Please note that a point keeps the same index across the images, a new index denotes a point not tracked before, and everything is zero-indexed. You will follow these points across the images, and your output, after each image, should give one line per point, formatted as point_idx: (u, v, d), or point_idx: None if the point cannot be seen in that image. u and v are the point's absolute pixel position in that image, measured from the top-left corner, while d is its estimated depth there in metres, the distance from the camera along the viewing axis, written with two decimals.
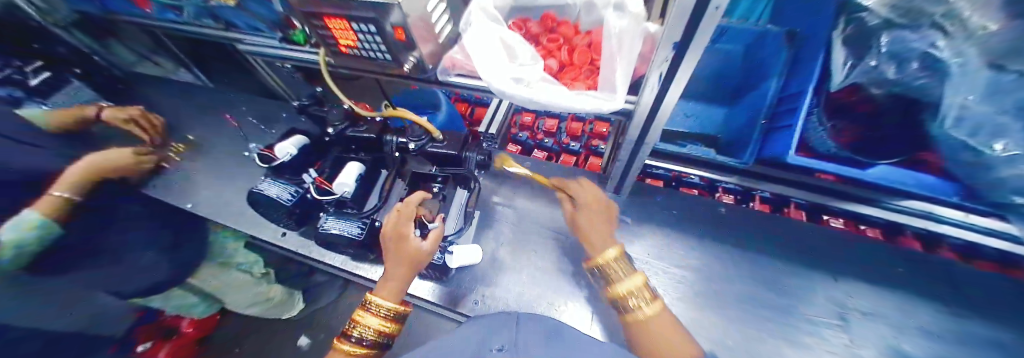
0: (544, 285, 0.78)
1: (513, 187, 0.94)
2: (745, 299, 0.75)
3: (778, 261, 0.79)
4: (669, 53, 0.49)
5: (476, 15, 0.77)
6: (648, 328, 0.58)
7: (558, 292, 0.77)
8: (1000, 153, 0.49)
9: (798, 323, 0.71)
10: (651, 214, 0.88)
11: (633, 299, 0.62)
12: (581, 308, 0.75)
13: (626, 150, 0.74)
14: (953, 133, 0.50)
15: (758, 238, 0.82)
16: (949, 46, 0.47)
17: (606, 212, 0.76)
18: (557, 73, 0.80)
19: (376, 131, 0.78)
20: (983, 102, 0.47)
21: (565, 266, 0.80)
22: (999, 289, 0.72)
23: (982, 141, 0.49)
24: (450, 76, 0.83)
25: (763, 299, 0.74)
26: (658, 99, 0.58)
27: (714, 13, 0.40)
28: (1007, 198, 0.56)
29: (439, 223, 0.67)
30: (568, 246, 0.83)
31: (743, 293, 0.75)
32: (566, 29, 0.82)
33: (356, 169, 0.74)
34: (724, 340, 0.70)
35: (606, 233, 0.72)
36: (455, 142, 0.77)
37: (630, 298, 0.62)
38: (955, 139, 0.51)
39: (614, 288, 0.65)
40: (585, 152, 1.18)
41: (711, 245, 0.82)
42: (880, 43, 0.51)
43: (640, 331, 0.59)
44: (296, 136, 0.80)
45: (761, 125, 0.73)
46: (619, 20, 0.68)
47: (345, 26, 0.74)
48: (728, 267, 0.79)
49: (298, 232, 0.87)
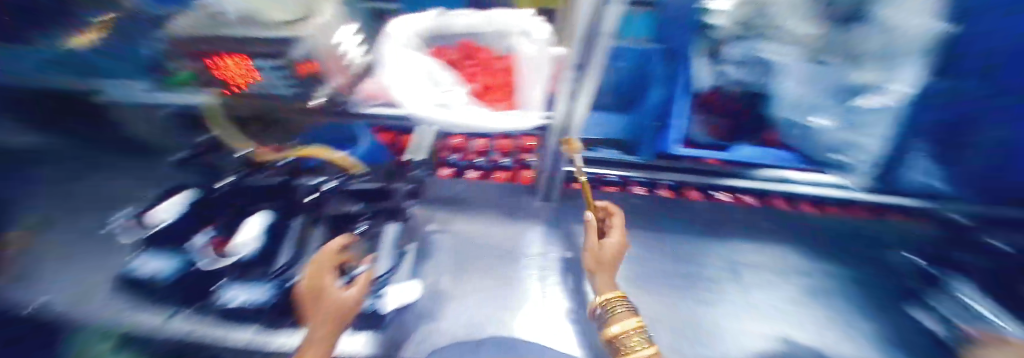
0: (492, 304, 0.74)
1: (449, 211, 0.91)
2: (666, 276, 0.80)
3: (688, 239, 0.88)
4: (573, 71, 0.54)
5: (388, 46, 0.73)
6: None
7: (506, 308, 0.74)
8: (813, 123, 0.69)
9: (706, 284, 0.79)
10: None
11: (633, 339, 0.50)
12: (540, 316, 0.73)
13: (548, 157, 0.80)
14: (784, 112, 0.68)
15: (673, 222, 0.91)
16: (778, 49, 0.59)
17: (613, 263, 0.65)
18: (479, 97, 0.76)
19: (285, 174, 0.77)
20: (802, 86, 0.64)
21: (512, 280, 0.79)
22: (851, 232, 0.88)
23: (804, 114, 0.68)
24: (368, 107, 0.76)
25: (678, 272, 0.82)
26: (571, 115, 0.65)
27: (606, 40, 0.45)
28: (830, 159, 0.75)
29: (367, 267, 0.64)
30: (513, 260, 0.83)
31: (665, 271, 0.82)
32: (484, 55, 0.76)
33: (257, 225, 0.69)
34: (653, 314, 0.74)
35: (609, 281, 0.62)
36: (377, 175, 0.82)
37: (630, 337, 0.50)
38: (788, 119, 0.70)
39: (610, 327, 0.53)
40: None
41: (633, 233, 0.89)
42: (733, 52, 0.62)
43: None
44: (187, 192, 0.72)
45: (653, 126, 0.80)
46: (529, 46, 0.70)
47: (245, 62, 0.73)
48: (660, 257, 0.84)
49: (187, 312, 0.64)
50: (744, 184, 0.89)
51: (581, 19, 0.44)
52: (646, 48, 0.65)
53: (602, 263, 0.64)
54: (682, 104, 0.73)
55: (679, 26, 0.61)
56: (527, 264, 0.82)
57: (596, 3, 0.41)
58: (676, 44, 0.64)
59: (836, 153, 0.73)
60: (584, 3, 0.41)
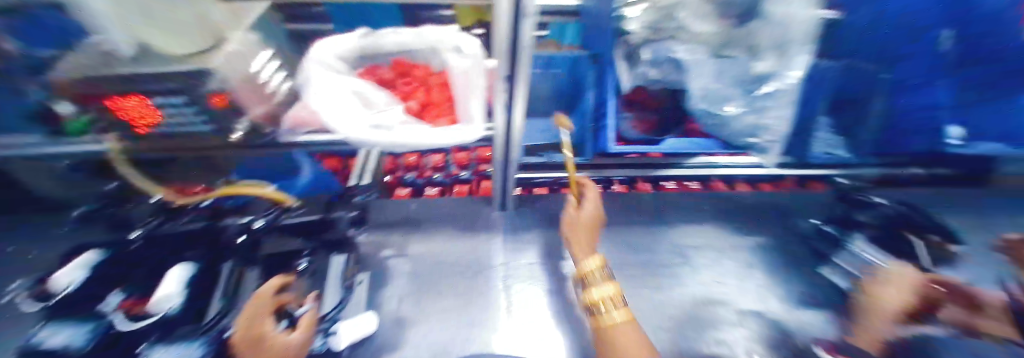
0: (461, 323, 0.69)
1: (404, 233, 0.87)
2: (636, 266, 0.80)
3: (650, 226, 0.89)
4: (504, 83, 0.56)
5: (315, 69, 0.71)
6: (615, 336, 0.50)
7: (476, 325, 0.68)
8: (729, 112, 0.72)
9: (675, 271, 0.79)
10: (545, 221, 0.89)
11: (606, 306, 0.53)
12: (515, 330, 0.67)
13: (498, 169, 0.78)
14: (699, 106, 0.72)
15: (634, 212, 0.92)
16: (685, 48, 0.66)
17: (591, 229, 0.68)
18: (419, 115, 0.78)
19: (208, 217, 0.72)
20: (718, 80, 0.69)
21: (482, 292, 0.75)
22: (786, 200, 0.95)
23: (718, 107, 0.72)
24: (297, 135, 0.72)
25: (647, 261, 0.81)
26: (510, 120, 0.65)
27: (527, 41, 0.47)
28: (745, 142, 0.77)
29: (312, 306, 0.60)
30: (479, 273, 0.79)
31: (633, 261, 0.81)
32: (418, 72, 0.82)
33: (178, 275, 0.61)
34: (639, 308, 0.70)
35: (586, 246, 0.64)
36: (316, 207, 0.79)
37: (602, 304, 0.54)
38: (704, 111, 0.74)
39: (588, 294, 0.56)
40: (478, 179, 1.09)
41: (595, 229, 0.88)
42: (646, 55, 0.69)
43: (605, 340, 0.51)
44: (88, 254, 0.65)
45: (591, 127, 0.86)
46: (461, 60, 0.75)
47: (141, 102, 0.64)
48: (626, 249, 0.83)
49: None
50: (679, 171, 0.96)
51: (500, 35, 0.48)
52: (577, 55, 0.77)
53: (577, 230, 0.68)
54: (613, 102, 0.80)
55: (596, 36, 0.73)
56: (496, 275, 0.78)
57: (512, 23, 0.46)
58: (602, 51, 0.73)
59: (752, 138, 0.75)
60: (501, 20, 0.45)
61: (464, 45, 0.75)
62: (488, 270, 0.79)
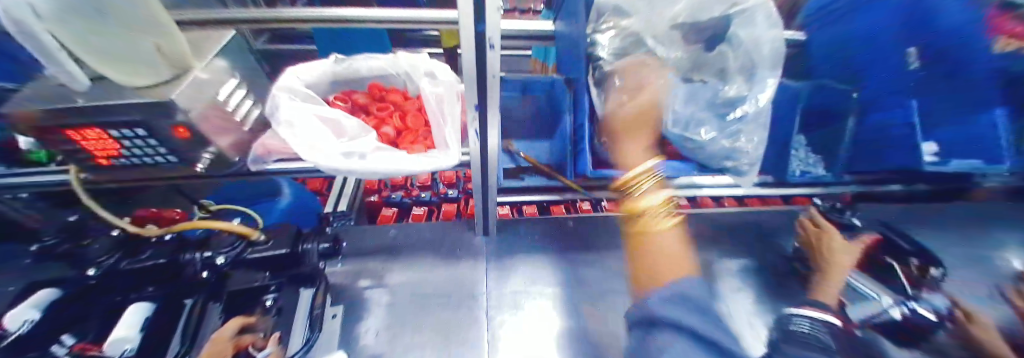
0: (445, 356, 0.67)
1: (383, 262, 0.84)
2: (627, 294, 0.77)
3: None
4: (475, 113, 0.56)
5: (282, 98, 0.69)
6: (655, 241, 0.53)
7: None
8: (706, 137, 0.69)
9: None
10: (529, 247, 0.87)
11: (655, 214, 0.55)
12: None
13: (477, 194, 0.76)
14: (675, 130, 0.67)
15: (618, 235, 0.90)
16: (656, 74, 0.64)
17: (648, 128, 0.63)
18: (395, 140, 0.77)
19: (170, 253, 0.61)
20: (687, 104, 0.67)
21: (469, 323, 0.72)
22: (764, 219, 0.96)
23: (692, 131, 0.68)
24: (268, 163, 0.70)
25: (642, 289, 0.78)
26: (484, 146, 0.64)
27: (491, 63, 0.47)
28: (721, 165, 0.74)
29: (274, 347, 0.55)
30: (464, 301, 0.76)
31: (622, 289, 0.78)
32: (394, 97, 0.82)
33: (139, 312, 0.57)
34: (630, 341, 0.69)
35: (640, 149, 0.60)
36: (284, 239, 0.66)
37: (654, 211, 0.55)
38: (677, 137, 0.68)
39: (635, 202, 0.56)
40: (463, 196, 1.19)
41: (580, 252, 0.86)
42: (619, 83, 0.65)
43: (648, 242, 0.54)
44: (44, 290, 0.56)
45: (570, 151, 0.83)
46: (433, 87, 0.76)
47: (99, 134, 0.60)
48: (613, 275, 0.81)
49: None
50: None
51: (466, 67, 0.48)
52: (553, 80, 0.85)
53: (623, 131, 0.63)
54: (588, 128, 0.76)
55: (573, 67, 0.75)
56: (483, 305, 0.75)
57: (477, 54, 0.47)
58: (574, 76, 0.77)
59: (728, 160, 0.72)
60: (466, 51, 0.46)
61: (439, 72, 0.77)
62: (470, 297, 0.76)
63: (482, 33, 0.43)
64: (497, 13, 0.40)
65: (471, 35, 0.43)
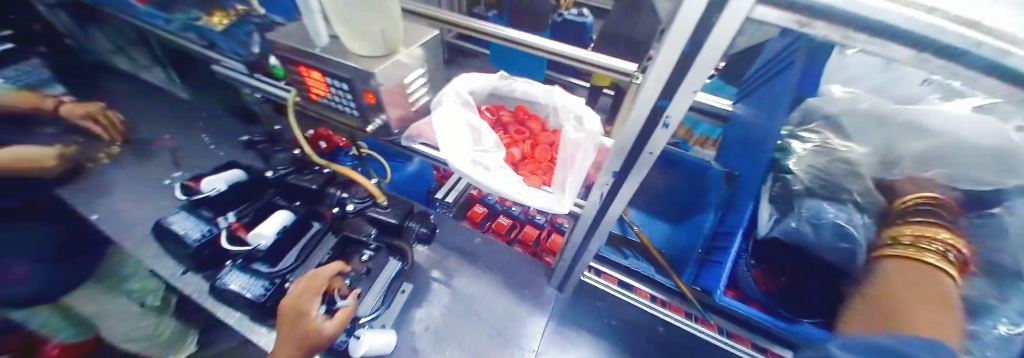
0: None
1: (459, 262, 0.88)
2: None
3: None
4: (609, 178, 0.52)
5: (449, 96, 0.79)
6: (897, 268, 0.46)
7: None
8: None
9: None
10: (591, 322, 0.80)
11: (926, 254, 0.45)
12: None
13: (571, 251, 0.73)
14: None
15: None
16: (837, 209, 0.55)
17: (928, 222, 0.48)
18: (517, 163, 0.82)
19: (320, 182, 0.75)
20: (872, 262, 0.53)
21: None
22: None
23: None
24: (413, 142, 0.82)
25: None
26: (600, 214, 0.60)
27: (663, 131, 0.41)
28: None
29: (352, 301, 0.60)
30: (504, 345, 0.76)
31: None
32: (533, 124, 0.86)
33: (282, 219, 0.67)
34: None
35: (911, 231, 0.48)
36: (399, 210, 0.74)
37: (921, 252, 0.45)
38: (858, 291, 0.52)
39: (900, 235, 0.49)
40: (549, 229, 1.02)
41: None
42: (802, 209, 0.58)
43: (885, 269, 0.48)
44: (233, 170, 0.76)
45: (699, 253, 0.76)
46: (576, 133, 0.71)
47: (320, 78, 0.77)
48: None
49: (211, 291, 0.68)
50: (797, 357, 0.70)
51: (622, 134, 0.45)
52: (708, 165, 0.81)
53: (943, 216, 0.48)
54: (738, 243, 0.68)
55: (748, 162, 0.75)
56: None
57: (641, 129, 0.43)
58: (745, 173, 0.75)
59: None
60: (632, 122, 0.43)
61: (587, 118, 0.73)
62: (513, 338, 0.77)
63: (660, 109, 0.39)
64: (688, 95, 0.36)
65: (646, 107, 0.41)
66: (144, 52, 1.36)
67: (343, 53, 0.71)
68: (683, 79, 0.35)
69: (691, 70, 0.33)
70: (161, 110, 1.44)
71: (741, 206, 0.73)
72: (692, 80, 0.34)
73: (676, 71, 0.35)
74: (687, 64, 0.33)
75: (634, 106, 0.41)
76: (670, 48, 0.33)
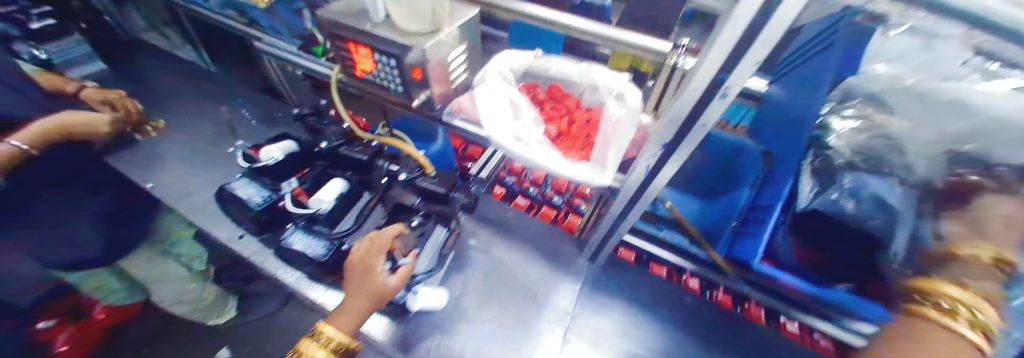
0: (501, 340, 0.79)
1: (493, 234, 0.97)
2: None
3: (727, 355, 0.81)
4: (657, 149, 0.55)
5: (492, 74, 0.82)
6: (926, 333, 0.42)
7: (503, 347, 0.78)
8: None
9: None
10: (610, 286, 0.89)
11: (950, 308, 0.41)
12: None
13: (608, 222, 0.77)
14: None
15: (714, 330, 0.83)
16: (884, 182, 0.59)
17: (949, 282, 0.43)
18: (554, 139, 0.84)
19: (370, 153, 0.78)
20: None
21: (530, 325, 0.82)
22: None
23: None
24: (454, 118, 0.82)
25: None
26: (643, 185, 0.63)
27: (721, 100, 0.43)
28: None
29: (411, 260, 0.66)
30: (534, 306, 0.85)
31: None
32: (569, 102, 0.89)
33: (339, 187, 0.72)
34: None
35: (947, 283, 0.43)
36: (447, 180, 0.75)
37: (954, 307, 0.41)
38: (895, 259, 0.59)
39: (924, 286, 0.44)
40: (565, 210, 0.96)
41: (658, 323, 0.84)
42: (844, 181, 0.63)
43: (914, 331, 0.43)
44: (287, 141, 0.80)
45: (733, 226, 0.83)
46: (618, 109, 0.73)
47: (367, 54, 0.79)
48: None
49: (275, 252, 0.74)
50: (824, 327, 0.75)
51: (678, 105, 0.47)
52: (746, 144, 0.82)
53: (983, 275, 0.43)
54: (775, 215, 0.73)
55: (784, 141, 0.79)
56: (548, 315, 0.83)
57: (698, 101, 0.45)
58: (782, 152, 0.80)
59: None
60: (689, 93, 0.45)
61: (628, 95, 0.74)
62: (545, 295, 0.86)
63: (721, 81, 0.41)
64: (752, 65, 0.37)
65: (705, 78, 0.42)
66: (178, 30, 1.44)
67: (396, 31, 0.72)
68: (747, 52, 0.36)
69: (756, 43, 0.35)
70: (192, 86, 1.46)
71: (780, 183, 0.75)
72: (758, 50, 0.35)
73: (739, 45, 0.36)
74: (753, 35, 0.35)
75: (692, 79, 0.43)
76: (737, 23, 0.34)
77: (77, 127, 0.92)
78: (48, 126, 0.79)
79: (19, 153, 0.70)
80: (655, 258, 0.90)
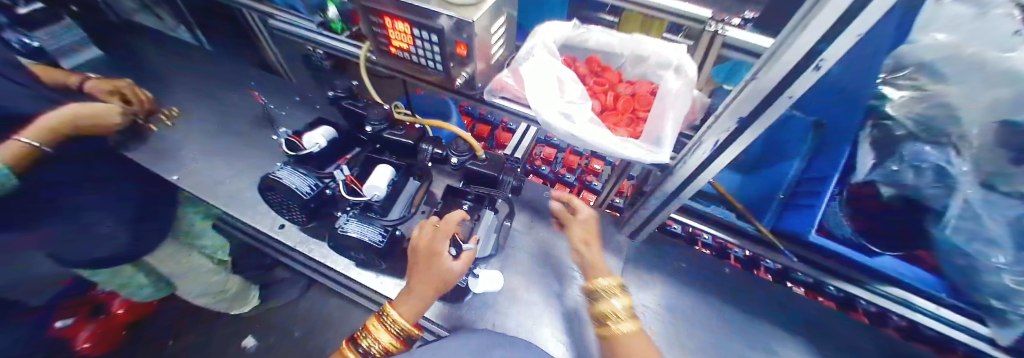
0: (536, 314, 0.81)
1: (530, 216, 0.97)
2: (716, 346, 0.84)
3: (750, 315, 0.89)
4: (730, 124, 0.54)
5: (539, 49, 0.80)
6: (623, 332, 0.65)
7: (544, 321, 0.80)
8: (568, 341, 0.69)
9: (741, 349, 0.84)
10: (637, 260, 0.97)
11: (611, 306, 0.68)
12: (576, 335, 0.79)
13: (658, 199, 0.79)
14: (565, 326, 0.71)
15: (730, 293, 0.93)
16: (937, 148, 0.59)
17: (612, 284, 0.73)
18: (599, 114, 0.82)
19: (414, 137, 0.75)
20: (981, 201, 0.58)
21: (566, 298, 0.84)
22: None
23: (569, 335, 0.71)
24: (494, 96, 0.84)
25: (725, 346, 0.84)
26: (704, 163, 0.63)
27: (812, 73, 0.41)
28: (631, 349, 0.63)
29: (473, 245, 0.66)
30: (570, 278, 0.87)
31: (713, 341, 0.85)
32: (611, 75, 0.86)
33: (388, 172, 0.71)
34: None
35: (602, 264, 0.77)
36: (496, 164, 0.76)
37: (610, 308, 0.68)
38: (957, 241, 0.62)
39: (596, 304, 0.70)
40: (578, 186, 1.17)
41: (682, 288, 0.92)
42: (903, 152, 0.62)
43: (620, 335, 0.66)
44: (325, 127, 0.77)
45: (780, 198, 0.90)
46: (674, 81, 0.73)
47: (405, 29, 0.74)
48: (712, 318, 0.88)
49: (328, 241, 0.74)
50: (859, 293, 0.81)
51: (763, 78, 0.46)
52: (795, 117, 0.79)
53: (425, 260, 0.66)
54: (832, 188, 0.78)
55: (840, 116, 0.72)
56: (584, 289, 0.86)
57: (786, 74, 0.44)
58: (835, 122, 0.74)
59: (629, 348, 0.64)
60: (777, 67, 0.43)
61: (686, 66, 0.73)
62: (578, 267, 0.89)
63: (818, 53, 0.38)
64: (852, 39, 0.35)
65: (799, 51, 0.40)
66: (171, 10, 1.33)
67: (439, 3, 0.66)
68: (854, 22, 0.33)
69: (862, 15, 0.32)
70: (193, 69, 1.37)
71: (836, 154, 0.76)
72: (866, 21, 0.33)
73: (842, 19, 0.34)
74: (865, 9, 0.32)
75: (786, 49, 0.41)
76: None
77: (86, 119, 0.88)
78: (61, 119, 0.81)
79: (28, 148, 0.72)
80: (683, 229, 1.02)
